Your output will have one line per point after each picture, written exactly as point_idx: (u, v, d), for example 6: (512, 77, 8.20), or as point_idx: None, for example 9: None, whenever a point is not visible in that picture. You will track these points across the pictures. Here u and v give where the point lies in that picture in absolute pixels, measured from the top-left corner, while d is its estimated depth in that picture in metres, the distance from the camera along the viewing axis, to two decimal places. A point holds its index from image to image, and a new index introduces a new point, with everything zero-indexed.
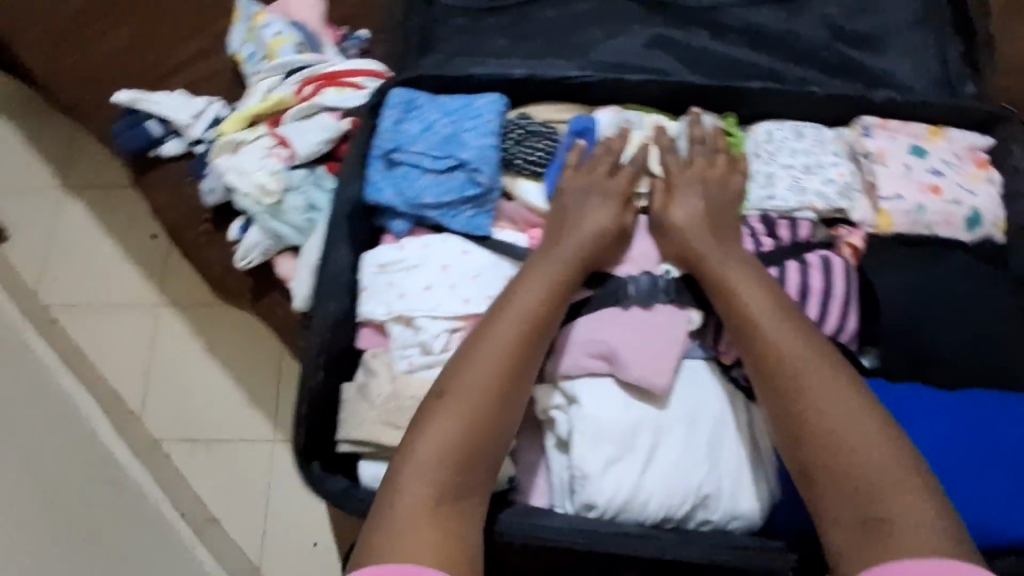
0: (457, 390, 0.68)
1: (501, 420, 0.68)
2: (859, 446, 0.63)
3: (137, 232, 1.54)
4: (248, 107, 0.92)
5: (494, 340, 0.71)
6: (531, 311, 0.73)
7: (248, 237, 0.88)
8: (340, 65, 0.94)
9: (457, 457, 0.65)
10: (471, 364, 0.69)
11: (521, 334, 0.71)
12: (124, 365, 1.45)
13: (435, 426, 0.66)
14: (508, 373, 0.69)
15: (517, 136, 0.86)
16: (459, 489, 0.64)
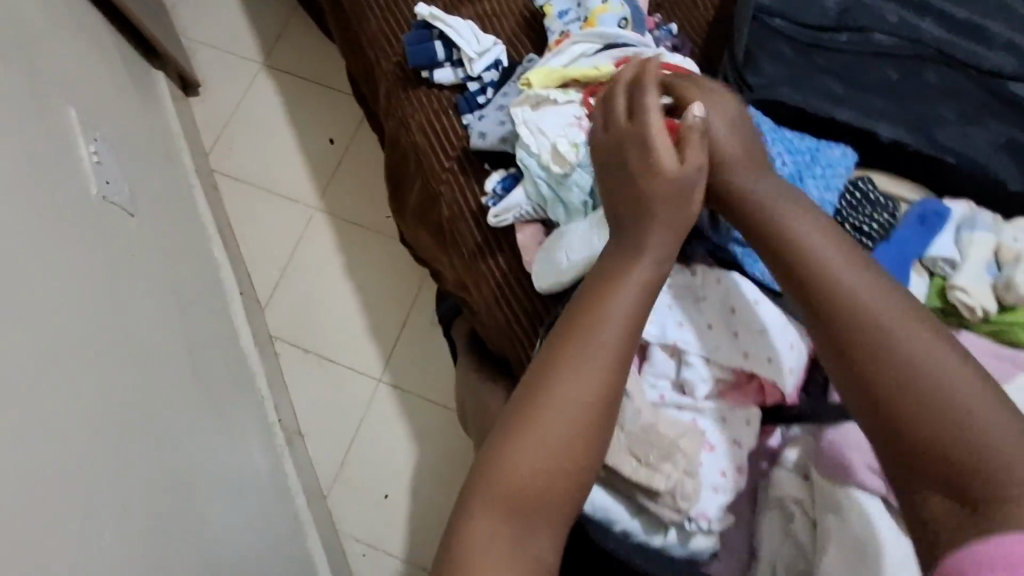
0: (527, 419, 0.59)
1: (581, 451, 0.58)
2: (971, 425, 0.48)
3: (314, 131, 1.61)
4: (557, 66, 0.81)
5: (579, 366, 0.60)
6: (624, 330, 0.62)
7: (510, 197, 0.80)
8: (664, 54, 0.81)
9: (532, 490, 0.57)
10: (556, 384, 0.59)
11: (612, 353, 0.61)
12: (268, 253, 1.52)
13: (502, 458, 0.58)
14: (590, 401, 0.59)
15: (857, 200, 0.69)
16: (524, 536, 0.56)
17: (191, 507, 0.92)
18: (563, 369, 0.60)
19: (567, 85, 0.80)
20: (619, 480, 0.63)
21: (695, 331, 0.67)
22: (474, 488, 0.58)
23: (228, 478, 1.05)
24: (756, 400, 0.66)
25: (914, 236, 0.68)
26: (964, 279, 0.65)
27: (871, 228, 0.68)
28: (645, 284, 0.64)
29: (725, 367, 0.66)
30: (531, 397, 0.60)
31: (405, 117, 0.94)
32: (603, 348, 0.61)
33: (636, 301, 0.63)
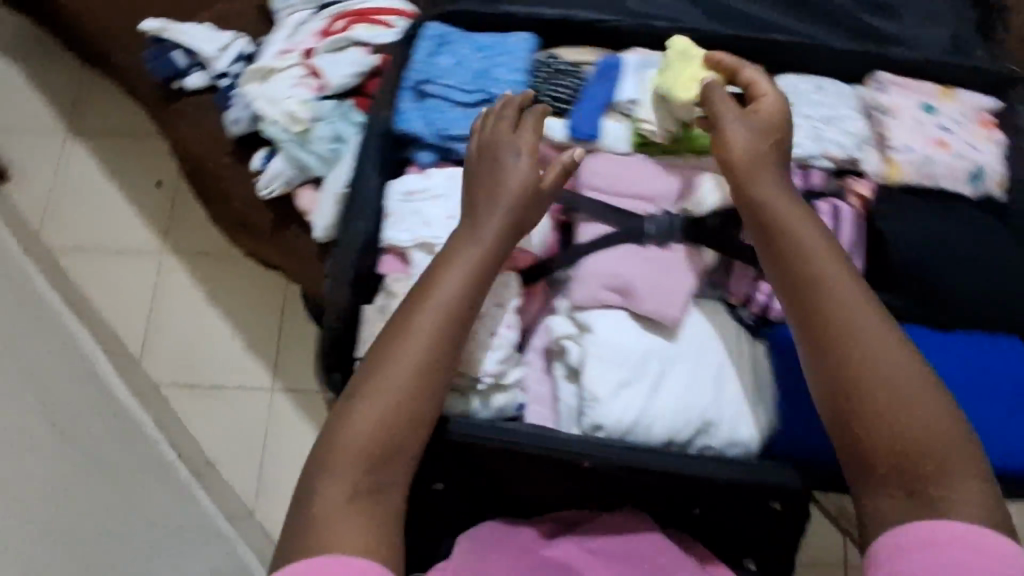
0: (367, 385, 0.62)
1: (418, 403, 0.62)
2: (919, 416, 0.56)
3: (140, 180, 1.61)
4: (278, 41, 0.88)
5: (413, 330, 0.63)
6: (460, 289, 0.65)
7: (272, 167, 0.86)
8: (372, 2, 0.89)
9: (381, 449, 0.61)
10: (397, 349, 0.63)
11: (451, 315, 0.64)
12: (130, 308, 1.52)
13: (346, 424, 0.61)
14: (425, 359, 0.63)
15: (547, 73, 0.77)
16: (377, 487, 0.60)
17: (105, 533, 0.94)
18: (402, 338, 0.62)
19: (290, 52, 0.86)
20: None
21: (439, 225, 0.73)
22: (326, 453, 0.61)
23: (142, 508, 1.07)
24: (509, 267, 0.73)
25: (600, 90, 0.77)
26: (647, 112, 0.75)
27: (564, 96, 0.77)
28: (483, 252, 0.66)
29: None
30: (375, 363, 0.63)
31: (176, 130, 1.00)
32: (444, 314, 0.64)
33: (471, 258, 0.65)
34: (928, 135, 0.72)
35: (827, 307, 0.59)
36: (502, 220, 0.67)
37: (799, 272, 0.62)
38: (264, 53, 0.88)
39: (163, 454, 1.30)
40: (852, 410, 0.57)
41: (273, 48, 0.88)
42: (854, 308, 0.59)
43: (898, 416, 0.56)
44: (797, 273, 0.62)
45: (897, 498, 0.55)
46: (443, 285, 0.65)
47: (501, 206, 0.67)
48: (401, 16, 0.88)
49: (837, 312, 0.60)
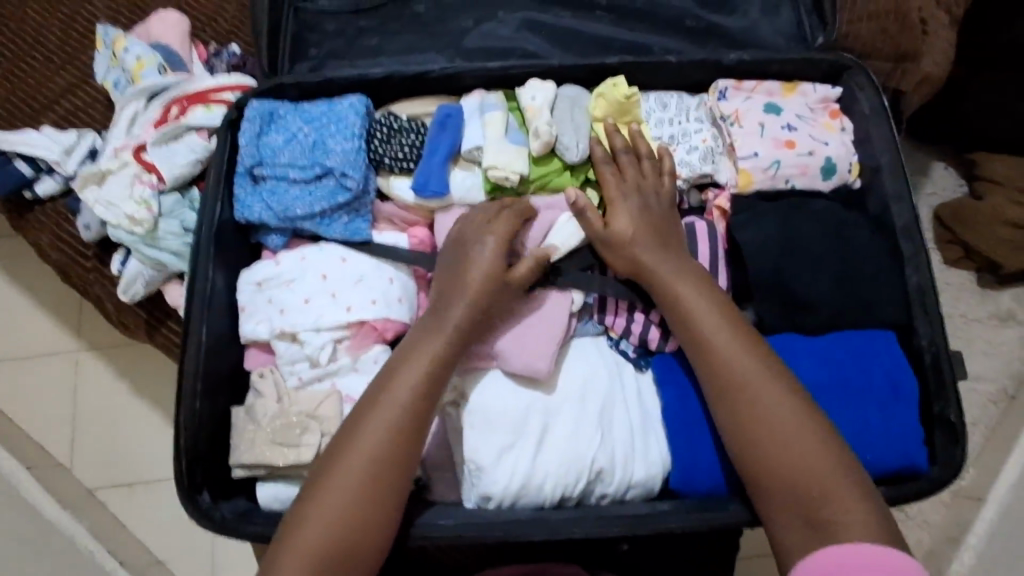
0: (320, 483, 0.59)
1: (380, 498, 0.59)
2: (813, 454, 0.58)
3: (43, 279, 1.55)
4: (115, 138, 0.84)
5: (375, 419, 0.60)
6: (426, 370, 0.62)
7: (128, 269, 0.82)
8: (208, 81, 0.85)
9: (334, 547, 0.57)
10: (360, 437, 0.60)
11: (417, 395, 0.61)
12: (50, 414, 1.46)
13: (295, 529, 0.57)
14: (389, 451, 0.60)
15: (385, 133, 0.74)
16: None
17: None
18: (361, 429, 0.60)
19: (124, 148, 0.82)
20: (287, 469, 0.67)
21: (296, 311, 0.70)
22: (277, 554, 0.57)
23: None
24: (378, 339, 0.71)
25: (441, 141, 0.74)
26: (490, 158, 0.73)
27: (405, 154, 0.75)
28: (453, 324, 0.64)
29: (336, 326, 0.70)
30: (334, 454, 0.60)
31: (36, 242, 0.95)
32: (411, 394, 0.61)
33: (436, 337, 0.63)
34: (773, 138, 0.72)
35: (720, 359, 0.61)
36: (462, 300, 0.64)
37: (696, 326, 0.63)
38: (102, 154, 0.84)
39: (101, 564, 1.24)
40: (750, 456, 0.59)
41: (109, 145, 0.83)
42: (738, 356, 0.61)
43: (792, 459, 0.57)
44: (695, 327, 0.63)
45: (806, 537, 0.56)
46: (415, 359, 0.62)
47: (461, 286, 0.65)
48: (238, 91, 0.84)
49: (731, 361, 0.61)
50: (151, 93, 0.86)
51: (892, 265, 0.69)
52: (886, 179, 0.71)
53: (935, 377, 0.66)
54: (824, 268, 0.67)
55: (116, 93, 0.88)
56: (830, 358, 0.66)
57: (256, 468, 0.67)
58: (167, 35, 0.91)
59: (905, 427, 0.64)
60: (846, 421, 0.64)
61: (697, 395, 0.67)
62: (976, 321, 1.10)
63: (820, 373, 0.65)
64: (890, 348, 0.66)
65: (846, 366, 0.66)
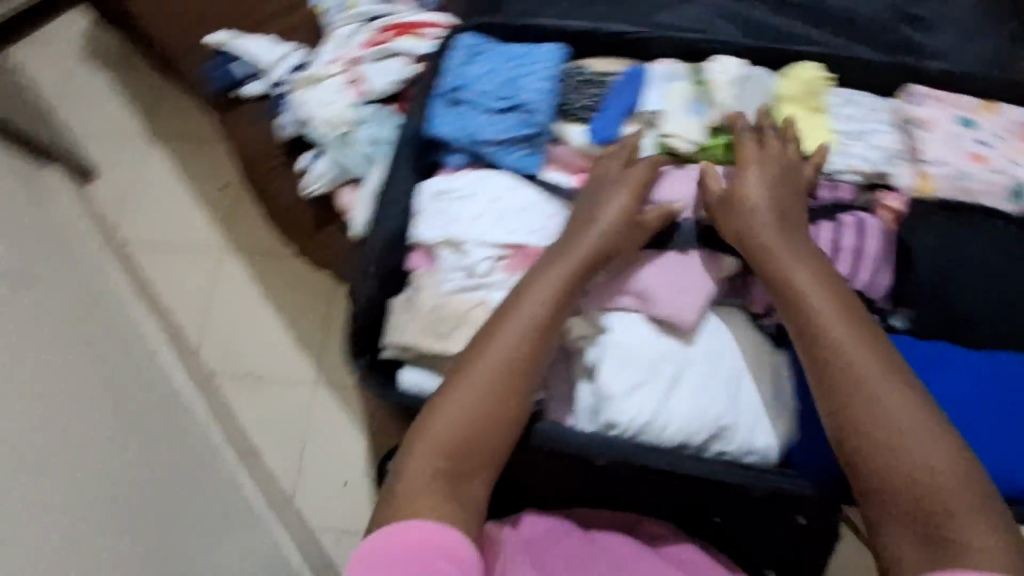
0: (440, 393, 0.65)
1: (501, 405, 0.64)
2: (938, 462, 0.55)
3: (207, 182, 1.74)
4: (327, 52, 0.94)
5: (502, 335, 0.66)
6: (547, 300, 0.67)
7: (316, 167, 0.92)
8: (415, 16, 0.94)
9: (459, 444, 0.63)
10: (489, 349, 0.65)
11: (545, 319, 0.66)
12: (190, 301, 1.63)
13: (427, 422, 0.64)
14: (513, 366, 0.65)
15: (573, 83, 0.81)
16: (454, 480, 0.62)
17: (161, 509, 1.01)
18: (488, 342, 0.66)
19: (337, 60, 0.92)
20: (433, 358, 0.74)
21: (465, 223, 0.77)
22: (409, 440, 0.64)
23: (194, 484, 1.16)
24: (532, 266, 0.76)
25: (623, 99, 0.79)
26: (669, 123, 0.77)
27: (587, 104, 0.80)
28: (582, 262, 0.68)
29: (497, 245, 0.76)
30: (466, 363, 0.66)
31: (230, 135, 1.06)
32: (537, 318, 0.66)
33: (564, 272, 0.67)
34: (963, 149, 0.73)
35: (839, 348, 0.60)
36: (585, 249, 0.69)
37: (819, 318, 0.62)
38: (314, 64, 0.94)
39: (212, 437, 1.38)
40: (869, 452, 0.57)
41: (323, 57, 0.94)
42: (859, 350, 0.60)
43: (906, 459, 0.56)
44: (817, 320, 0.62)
45: (910, 544, 0.55)
46: (543, 287, 0.67)
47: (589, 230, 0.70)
48: (440, 30, 0.92)
49: (854, 357, 0.59)
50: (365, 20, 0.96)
51: None
52: None
53: None
54: (989, 283, 0.68)
55: (333, 16, 0.99)
56: (984, 377, 0.66)
57: (406, 351, 0.74)
58: None
59: None
60: (989, 442, 0.64)
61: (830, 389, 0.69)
62: None
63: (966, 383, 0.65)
64: None
65: (1001, 388, 0.65)
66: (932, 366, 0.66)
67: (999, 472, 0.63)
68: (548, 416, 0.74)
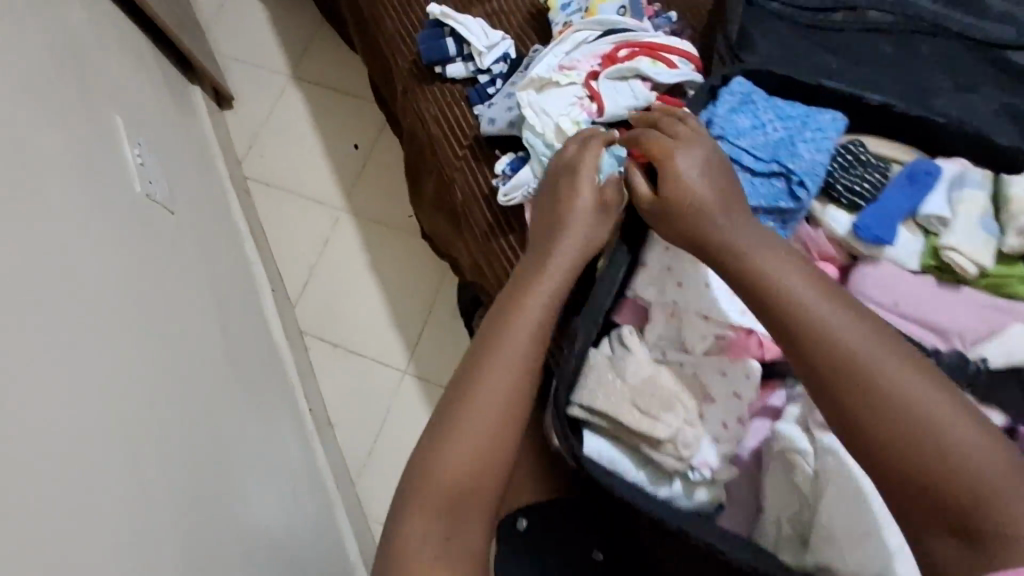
0: (439, 439, 0.64)
1: (492, 449, 0.63)
2: (951, 441, 0.50)
3: (339, 137, 1.68)
4: (555, 53, 0.87)
5: (488, 381, 0.65)
6: (531, 331, 0.68)
7: (518, 176, 0.85)
8: (660, 37, 0.85)
9: (464, 490, 0.62)
10: (477, 387, 0.65)
11: (529, 349, 0.67)
12: (297, 253, 1.59)
13: (428, 471, 0.62)
14: (504, 401, 0.65)
15: (848, 161, 0.70)
16: (456, 527, 0.60)
17: (228, 493, 0.96)
18: (474, 389, 0.65)
19: (572, 68, 0.84)
20: (630, 433, 0.64)
21: (695, 291, 0.69)
22: (409, 497, 0.62)
23: (268, 461, 1.13)
24: (755, 356, 0.68)
25: (903, 195, 0.69)
26: (955, 238, 0.66)
27: (860, 189, 0.69)
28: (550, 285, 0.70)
29: (723, 324, 0.68)
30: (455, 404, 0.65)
31: (418, 111, 1.01)
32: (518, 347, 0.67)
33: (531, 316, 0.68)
34: None
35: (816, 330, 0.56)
36: (559, 273, 0.70)
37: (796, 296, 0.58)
38: (541, 64, 0.86)
39: (297, 403, 1.36)
40: (871, 442, 0.52)
41: (554, 61, 0.87)
42: (837, 331, 0.56)
43: (915, 444, 0.50)
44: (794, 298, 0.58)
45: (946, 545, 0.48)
46: (525, 314, 0.68)
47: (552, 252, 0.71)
48: (686, 60, 0.84)
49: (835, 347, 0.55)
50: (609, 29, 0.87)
51: None
52: None
53: None
54: None
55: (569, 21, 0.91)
56: None
57: (597, 416, 0.66)
58: None
59: None
60: None
61: None
62: None
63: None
64: None
65: None
66: None
67: None
68: (722, 523, 0.69)
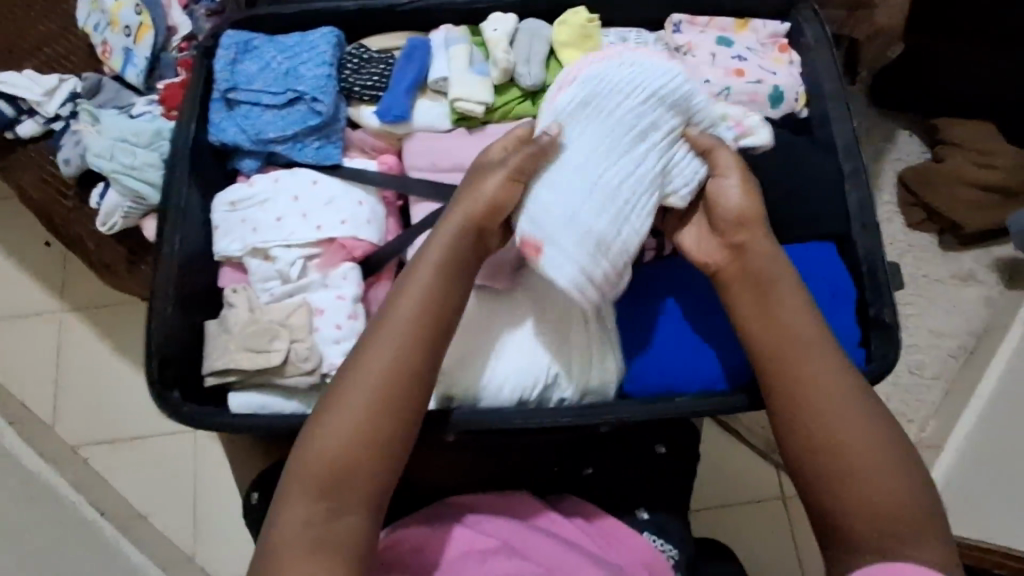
0: (323, 411, 0.58)
1: (381, 433, 0.57)
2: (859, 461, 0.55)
3: (25, 242, 1.56)
4: (483, 77, 0.76)
5: (374, 345, 0.59)
6: (434, 273, 0.62)
7: (107, 201, 0.84)
8: (431, 136, 0.77)
9: (344, 475, 0.56)
10: (360, 358, 0.59)
11: (429, 299, 0.61)
12: (35, 374, 1.48)
13: (307, 452, 0.57)
14: (386, 378, 0.58)
15: (355, 63, 0.77)
16: (333, 514, 0.55)
17: None
18: (376, 331, 0.59)
19: (674, 110, 0.67)
20: (259, 374, 0.69)
21: (268, 228, 0.73)
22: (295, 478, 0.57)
23: None
24: (347, 258, 0.74)
25: (410, 67, 0.77)
26: (456, 90, 0.76)
27: (374, 82, 0.77)
28: (470, 226, 0.63)
29: (305, 244, 0.73)
30: (344, 374, 0.60)
31: (18, 182, 0.96)
32: (421, 294, 0.61)
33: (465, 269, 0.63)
34: (726, 69, 0.75)
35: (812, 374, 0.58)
36: (469, 210, 0.64)
37: (771, 340, 0.61)
38: (100, 98, 0.90)
39: (86, 514, 1.23)
40: (823, 463, 0.56)
41: (636, 159, 0.65)
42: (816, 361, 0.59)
43: (840, 453, 0.55)
44: (769, 342, 0.61)
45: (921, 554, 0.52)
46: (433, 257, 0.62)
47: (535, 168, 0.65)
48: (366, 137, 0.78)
49: (796, 373, 0.59)
50: (153, 27, 0.90)
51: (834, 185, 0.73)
52: (828, 102, 0.74)
53: (872, 286, 0.69)
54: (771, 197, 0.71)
55: (698, 97, 0.67)
56: None
57: (228, 375, 0.69)
58: None
59: (832, 318, 0.68)
60: None
61: (680, 324, 0.71)
62: (937, 281, 1.34)
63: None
64: (827, 264, 0.70)
65: None
66: None
67: None
68: None
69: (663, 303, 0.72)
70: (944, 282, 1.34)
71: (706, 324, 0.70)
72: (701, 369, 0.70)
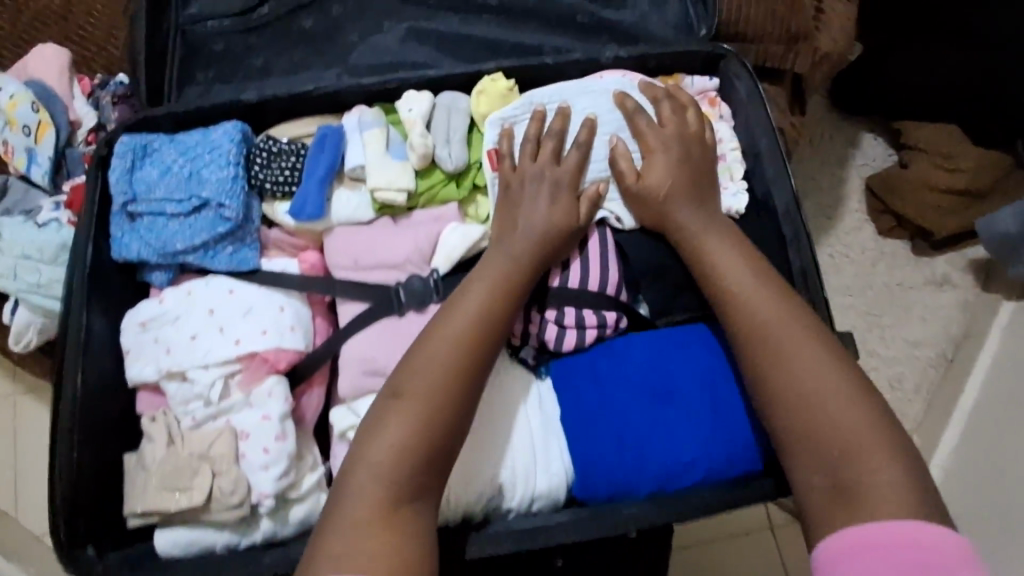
0: (393, 394, 0.58)
1: (456, 416, 0.57)
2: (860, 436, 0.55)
3: None
4: (402, 163, 0.72)
5: (444, 331, 0.60)
6: (495, 277, 0.63)
7: (16, 319, 0.78)
8: (355, 228, 0.72)
9: (419, 456, 0.55)
10: (428, 343, 0.60)
11: (494, 296, 0.62)
12: None
13: (376, 439, 0.56)
14: (460, 361, 0.59)
15: (264, 158, 0.72)
16: (407, 499, 0.54)
17: None
18: (443, 320, 0.61)
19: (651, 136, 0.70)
20: (184, 513, 0.64)
21: (183, 348, 0.67)
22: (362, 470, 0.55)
23: None
24: (271, 370, 0.68)
25: (321, 157, 0.72)
26: (375, 180, 0.71)
27: (286, 177, 0.72)
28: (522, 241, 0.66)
29: (225, 361, 0.67)
30: (409, 360, 0.59)
31: None
32: (483, 292, 0.62)
33: (519, 261, 0.64)
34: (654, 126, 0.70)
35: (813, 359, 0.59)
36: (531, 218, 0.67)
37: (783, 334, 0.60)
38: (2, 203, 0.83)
39: None
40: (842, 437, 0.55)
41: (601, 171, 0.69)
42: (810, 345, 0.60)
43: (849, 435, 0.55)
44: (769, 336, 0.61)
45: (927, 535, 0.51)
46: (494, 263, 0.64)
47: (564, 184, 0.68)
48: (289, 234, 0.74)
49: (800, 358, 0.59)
50: (53, 124, 0.86)
51: (778, 246, 0.71)
52: (766, 161, 0.72)
53: None
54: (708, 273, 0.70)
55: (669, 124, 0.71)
56: (702, 361, 0.67)
57: (151, 514, 0.64)
58: (42, 69, 0.88)
59: None
60: (723, 400, 0.65)
61: (628, 415, 0.66)
62: (912, 288, 1.30)
63: (694, 372, 0.67)
64: None
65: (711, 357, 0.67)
66: (674, 352, 0.68)
67: (745, 431, 0.65)
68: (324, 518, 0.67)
69: (606, 392, 0.67)
70: (919, 288, 1.30)
71: (655, 418, 0.65)
72: (657, 467, 0.64)
